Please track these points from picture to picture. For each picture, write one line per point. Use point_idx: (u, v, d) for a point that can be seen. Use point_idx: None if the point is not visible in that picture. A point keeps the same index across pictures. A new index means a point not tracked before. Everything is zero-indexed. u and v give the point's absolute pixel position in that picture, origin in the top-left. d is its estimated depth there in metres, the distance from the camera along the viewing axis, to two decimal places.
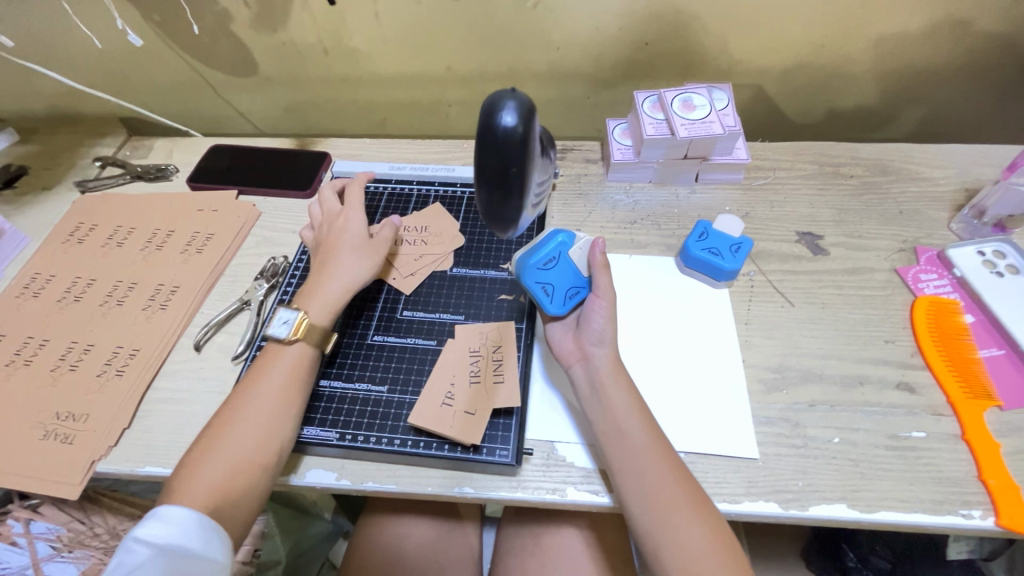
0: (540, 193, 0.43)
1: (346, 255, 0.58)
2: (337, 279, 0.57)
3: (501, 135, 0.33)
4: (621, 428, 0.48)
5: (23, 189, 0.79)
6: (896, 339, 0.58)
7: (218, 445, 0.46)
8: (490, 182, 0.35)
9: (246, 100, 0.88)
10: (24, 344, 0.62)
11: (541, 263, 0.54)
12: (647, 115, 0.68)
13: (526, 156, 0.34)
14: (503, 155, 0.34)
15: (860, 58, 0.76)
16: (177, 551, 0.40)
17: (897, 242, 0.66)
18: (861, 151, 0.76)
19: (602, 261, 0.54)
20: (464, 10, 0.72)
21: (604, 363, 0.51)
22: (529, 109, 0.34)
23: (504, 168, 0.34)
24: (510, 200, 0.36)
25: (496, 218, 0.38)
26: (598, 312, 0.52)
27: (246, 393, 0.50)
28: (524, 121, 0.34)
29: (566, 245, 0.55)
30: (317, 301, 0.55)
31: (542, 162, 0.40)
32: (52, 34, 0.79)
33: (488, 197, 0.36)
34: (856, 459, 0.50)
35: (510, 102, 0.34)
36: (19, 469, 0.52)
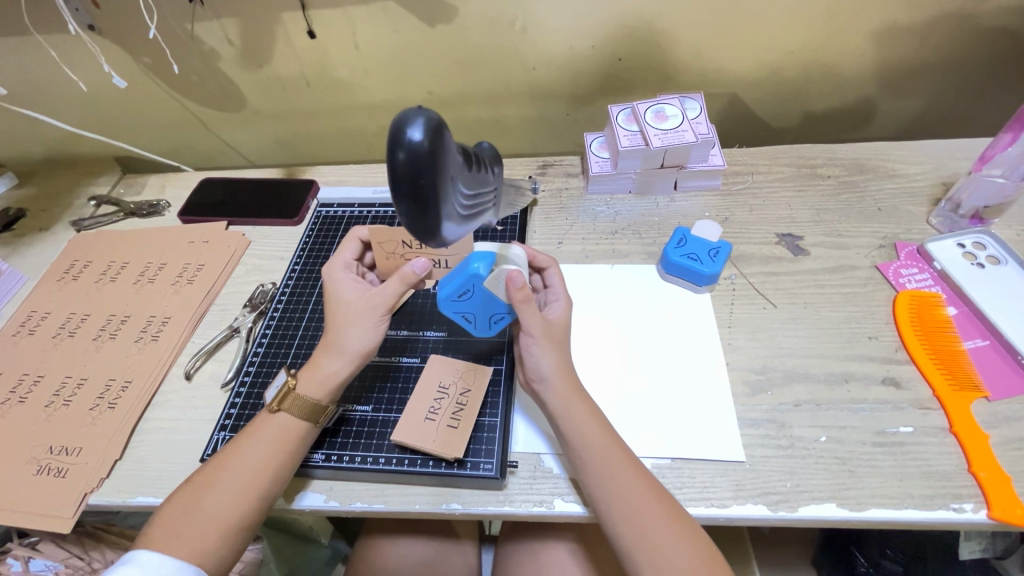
0: (478, 204, 0.42)
1: (349, 324, 0.51)
2: (340, 349, 0.51)
3: (408, 150, 0.33)
4: (581, 453, 0.47)
5: (21, 231, 0.82)
6: (880, 335, 0.58)
7: (213, 487, 0.47)
8: (404, 196, 0.34)
9: (235, 134, 0.90)
10: (19, 381, 0.63)
11: (455, 296, 0.51)
12: (621, 127, 0.70)
13: (437, 168, 0.34)
14: (412, 169, 0.33)
15: (830, 62, 0.78)
16: None
17: (877, 238, 0.67)
18: (837, 152, 0.77)
19: (522, 295, 0.49)
20: (440, 36, 0.75)
21: (552, 395, 0.50)
22: (438, 123, 0.33)
23: (415, 181, 0.33)
24: (428, 214, 0.35)
25: (419, 230, 0.37)
26: (531, 349, 0.50)
27: (248, 440, 0.49)
28: (434, 135, 0.33)
29: (481, 277, 0.49)
30: (316, 378, 0.51)
31: (470, 174, 0.39)
32: (48, 81, 0.82)
33: (407, 211, 0.36)
34: (844, 457, 0.50)
35: (419, 117, 0.33)
36: (14, 505, 0.53)
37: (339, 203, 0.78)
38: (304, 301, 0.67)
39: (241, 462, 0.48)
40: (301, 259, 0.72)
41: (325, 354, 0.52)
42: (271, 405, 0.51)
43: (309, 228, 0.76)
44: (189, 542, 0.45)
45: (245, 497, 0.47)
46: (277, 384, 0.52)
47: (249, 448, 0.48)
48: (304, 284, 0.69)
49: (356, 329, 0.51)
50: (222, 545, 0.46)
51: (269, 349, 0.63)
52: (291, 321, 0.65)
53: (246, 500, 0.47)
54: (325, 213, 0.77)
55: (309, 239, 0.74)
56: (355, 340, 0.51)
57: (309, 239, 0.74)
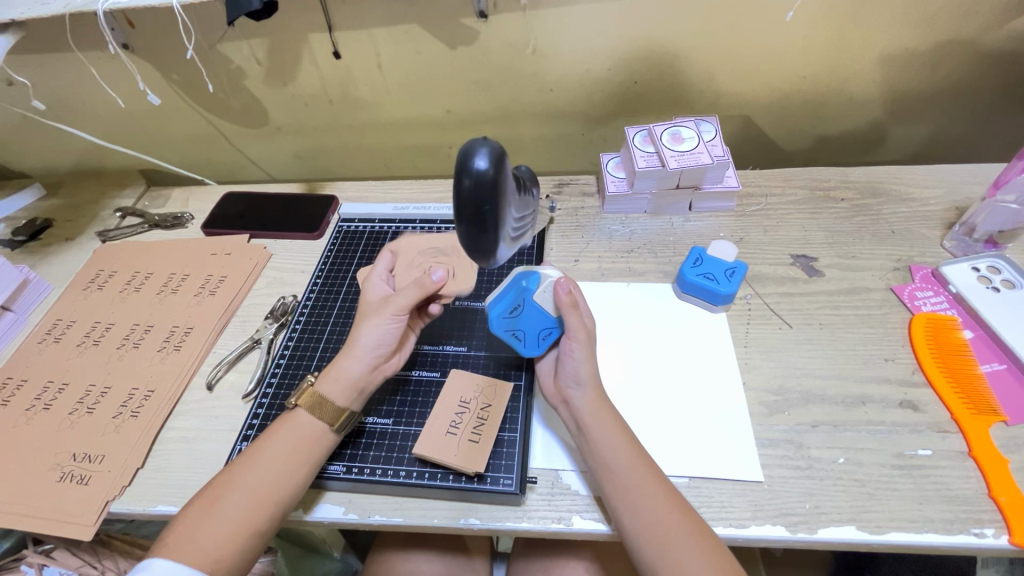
0: (519, 226, 0.47)
1: (366, 322, 0.54)
2: (354, 346, 0.54)
3: (474, 177, 0.36)
4: (606, 465, 0.48)
5: (47, 240, 0.84)
6: (896, 357, 0.58)
7: (229, 487, 0.48)
8: (467, 219, 0.38)
9: (258, 149, 0.92)
10: (44, 388, 0.64)
11: (506, 312, 0.56)
12: (637, 148, 0.71)
13: (498, 194, 0.38)
14: (477, 195, 0.37)
15: (842, 86, 0.80)
16: None
17: (891, 261, 0.67)
18: (850, 175, 0.78)
19: (569, 300, 0.52)
20: (461, 58, 0.77)
21: (584, 405, 0.51)
22: (500, 154, 0.37)
23: (479, 207, 0.37)
24: (486, 236, 0.39)
25: (475, 249, 0.41)
26: (573, 354, 0.52)
27: (267, 440, 0.50)
28: (496, 164, 0.37)
29: (530, 290, 0.56)
30: (332, 375, 0.53)
31: (519, 199, 0.44)
32: (80, 97, 0.85)
33: (467, 233, 0.39)
34: (863, 480, 0.50)
35: (483, 147, 0.37)
36: (35, 511, 0.54)
37: (358, 218, 0.80)
38: (325, 315, 0.68)
39: (259, 464, 0.49)
40: (323, 273, 0.73)
41: (341, 354, 0.54)
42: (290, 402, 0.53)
43: (330, 242, 0.77)
44: (203, 544, 0.45)
45: (262, 499, 0.47)
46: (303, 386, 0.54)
47: (269, 450, 0.49)
48: (325, 298, 0.70)
49: (372, 326, 0.54)
50: (236, 548, 0.46)
51: (291, 361, 0.64)
52: (313, 334, 0.66)
53: (260, 502, 0.47)
54: (346, 227, 0.79)
55: (330, 253, 0.76)
56: (370, 338, 0.53)
57: (330, 254, 0.76)
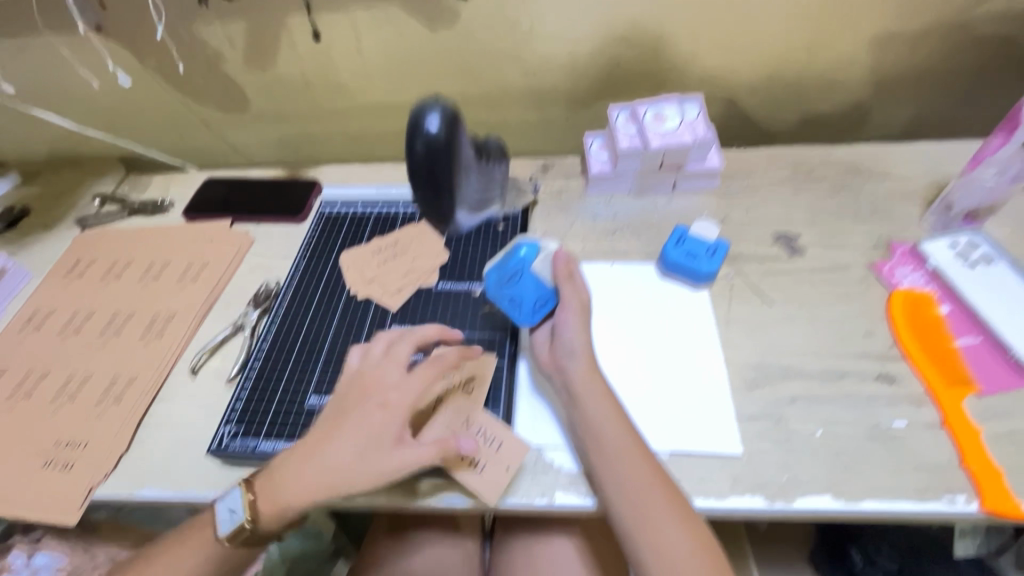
0: (472, 183, 0.66)
1: (345, 441, 0.48)
2: (319, 463, 0.47)
3: (428, 146, 0.50)
4: (596, 439, 0.49)
5: (25, 229, 0.82)
6: (874, 332, 0.59)
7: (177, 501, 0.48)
8: (422, 172, 0.52)
9: (238, 135, 0.91)
10: (25, 377, 0.63)
11: (504, 280, 0.58)
12: (620, 129, 0.71)
13: (445, 154, 0.51)
14: (430, 158, 0.51)
15: (824, 66, 0.80)
16: None
17: (872, 238, 0.68)
18: (833, 154, 0.78)
19: (566, 271, 0.56)
20: (442, 39, 0.76)
21: (576, 374, 0.52)
22: (448, 120, 0.48)
23: (433, 166, 0.52)
24: (434, 177, 0.51)
25: (425, 184, 0.51)
26: (568, 323, 0.54)
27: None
28: (442, 128, 0.49)
29: (528, 260, 0.59)
30: (279, 496, 0.47)
31: (456, 131, 0.50)
32: (53, 81, 0.83)
33: (418, 176, 0.49)
34: (839, 451, 0.51)
35: (433, 120, 0.51)
36: (19, 498, 0.54)
37: (341, 202, 0.79)
38: (308, 299, 0.68)
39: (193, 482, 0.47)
40: (306, 258, 0.73)
41: (295, 464, 0.48)
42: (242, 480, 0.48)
43: (312, 227, 0.77)
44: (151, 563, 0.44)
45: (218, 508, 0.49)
46: (228, 506, 0.48)
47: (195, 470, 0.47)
48: (309, 281, 0.70)
49: (353, 453, 0.47)
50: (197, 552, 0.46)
51: (274, 345, 0.64)
52: (296, 318, 0.66)
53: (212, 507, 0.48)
54: (329, 212, 0.78)
55: (313, 237, 0.75)
56: (345, 481, 0.47)
57: (312, 238, 0.75)
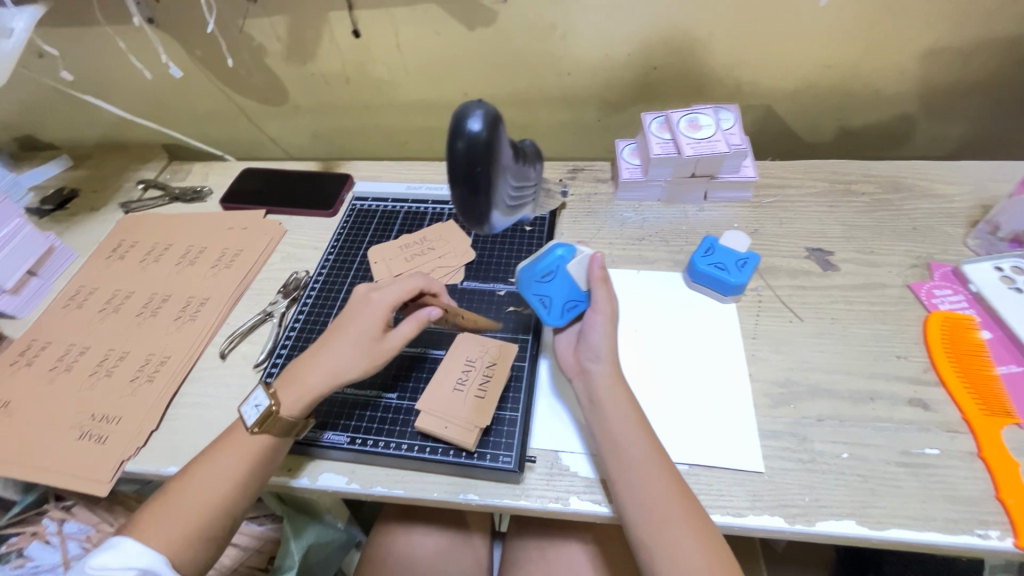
0: (518, 198, 0.50)
1: (345, 346, 0.54)
2: (325, 366, 0.53)
3: (468, 141, 0.39)
4: (612, 446, 0.48)
5: (73, 210, 0.86)
6: (909, 355, 0.57)
7: (204, 472, 0.49)
8: (460, 181, 0.40)
9: (276, 127, 0.93)
10: (66, 351, 0.66)
11: (537, 277, 0.56)
12: (654, 135, 0.70)
13: (490, 157, 0.40)
14: (470, 157, 0.39)
15: (868, 78, 0.77)
16: (151, 575, 0.45)
17: (910, 258, 0.66)
18: (873, 169, 0.76)
19: (601, 275, 0.54)
20: (479, 39, 0.77)
21: (600, 377, 0.52)
22: (494, 118, 0.39)
23: (472, 168, 0.40)
24: (479, 197, 0.41)
25: (468, 209, 0.43)
26: (596, 327, 0.53)
27: (224, 445, 0.51)
28: (489, 128, 0.40)
29: (564, 259, 0.56)
30: (294, 390, 0.52)
31: (514, 166, 0.46)
32: (106, 69, 0.86)
33: (461, 195, 0.41)
34: (865, 475, 0.49)
35: (477, 112, 0.39)
36: (55, 466, 0.56)
37: (372, 197, 0.81)
38: (335, 291, 0.69)
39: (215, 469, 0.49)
40: (335, 250, 0.74)
41: (308, 370, 0.53)
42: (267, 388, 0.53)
43: (343, 220, 0.78)
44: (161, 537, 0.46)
45: (217, 506, 0.49)
46: (255, 401, 0.52)
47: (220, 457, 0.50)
48: (337, 274, 0.71)
49: (353, 356, 0.53)
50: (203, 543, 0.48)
51: (301, 334, 0.65)
52: (323, 308, 0.68)
53: (238, 480, 0.49)
54: (359, 206, 0.80)
55: (343, 230, 0.77)
56: (348, 368, 0.53)
57: (343, 231, 0.77)
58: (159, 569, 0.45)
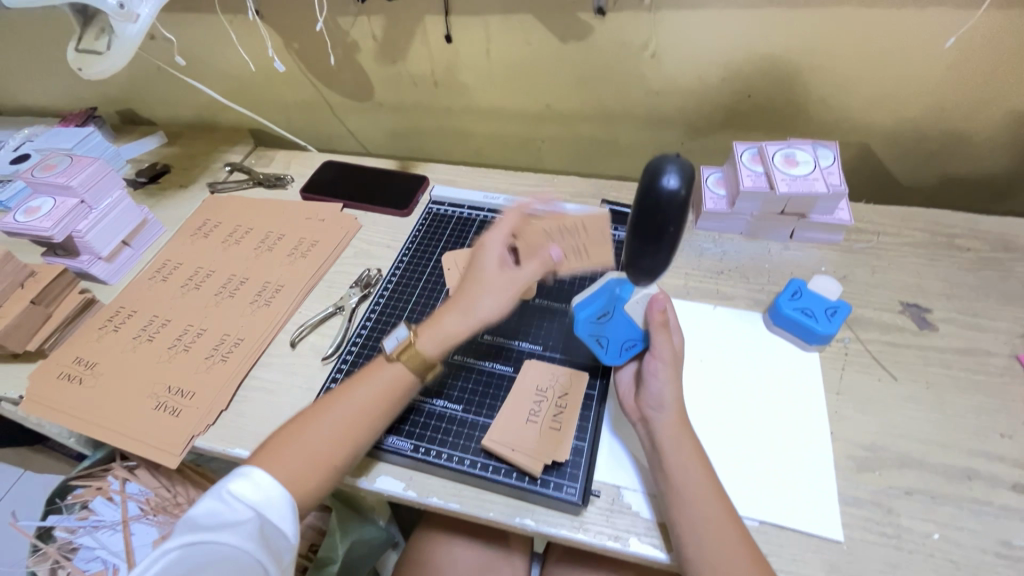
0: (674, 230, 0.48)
1: (486, 293, 0.55)
2: (468, 314, 0.54)
3: (668, 196, 0.42)
4: (677, 496, 0.46)
5: (164, 185, 0.91)
6: (1015, 435, 0.52)
7: (302, 445, 0.49)
8: (648, 233, 0.44)
9: (358, 122, 0.95)
10: (150, 321, 0.70)
11: (594, 317, 0.55)
12: (745, 166, 0.68)
13: (683, 215, 0.43)
14: (666, 211, 0.42)
15: (985, 126, 0.72)
16: (266, 519, 0.45)
17: (1020, 326, 0.61)
18: (981, 224, 0.70)
19: (662, 319, 0.52)
20: (571, 53, 0.76)
21: (663, 427, 0.49)
22: (692, 175, 0.42)
23: (664, 223, 0.43)
24: (660, 251, 0.45)
25: (643, 259, 0.47)
26: (657, 374, 0.51)
27: (318, 424, 0.51)
28: (686, 185, 0.42)
29: (622, 298, 0.56)
30: (436, 337, 0.54)
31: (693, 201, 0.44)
32: (210, 55, 0.90)
33: (641, 247, 0.46)
34: (958, 561, 0.45)
35: (676, 166, 0.42)
36: (132, 432, 0.59)
37: (447, 201, 0.81)
38: (406, 293, 0.70)
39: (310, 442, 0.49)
40: (409, 252, 0.75)
41: (448, 316, 0.55)
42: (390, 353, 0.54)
43: (417, 222, 0.79)
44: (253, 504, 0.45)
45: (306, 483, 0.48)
46: (396, 335, 0.55)
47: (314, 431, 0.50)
48: (409, 276, 0.72)
49: (492, 299, 0.54)
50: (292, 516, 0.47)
51: (371, 332, 0.66)
52: (394, 309, 0.68)
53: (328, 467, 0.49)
54: (434, 210, 0.80)
55: (418, 233, 0.77)
56: (487, 312, 0.54)
57: (417, 234, 0.77)
58: (273, 515, 0.45)
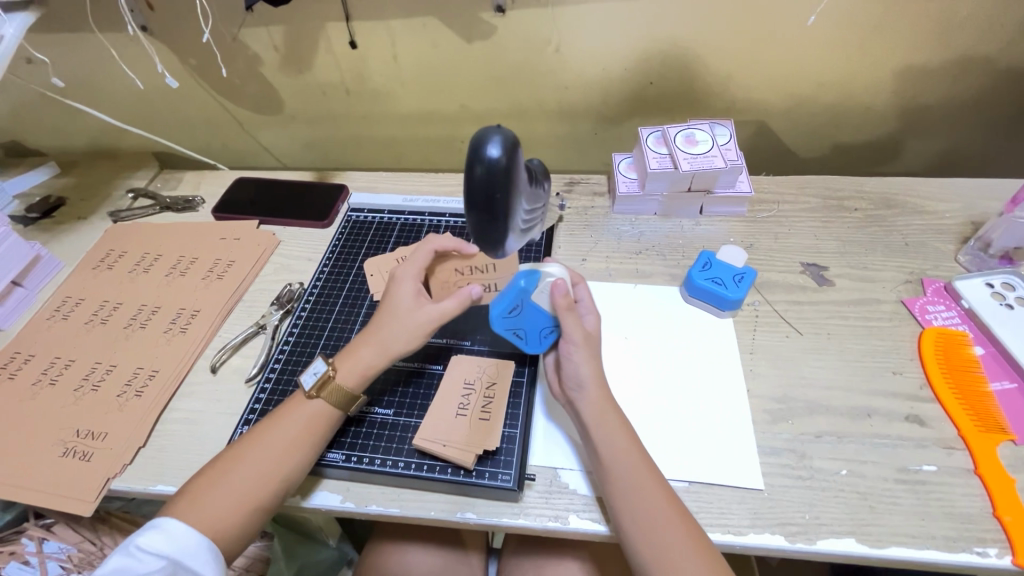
0: (533, 221, 0.51)
1: (397, 327, 0.53)
2: (381, 348, 0.53)
3: (487, 165, 0.38)
4: (608, 467, 0.48)
5: (60, 218, 0.84)
6: (905, 371, 0.58)
7: (224, 484, 0.47)
8: (477, 207, 0.40)
9: (270, 136, 0.92)
10: (51, 364, 0.64)
11: (506, 312, 0.54)
12: (651, 150, 0.71)
13: (509, 183, 0.39)
14: (488, 183, 0.39)
15: (859, 96, 0.79)
16: (178, 565, 0.43)
17: (903, 273, 0.67)
18: (865, 185, 0.77)
19: (565, 303, 0.51)
20: (476, 52, 0.77)
21: (586, 405, 0.51)
22: (512, 143, 0.39)
23: (490, 195, 0.39)
24: (495, 224, 0.42)
25: (486, 238, 0.43)
26: (571, 357, 0.52)
27: (241, 461, 0.48)
28: (508, 153, 0.39)
29: (527, 290, 0.53)
30: (352, 369, 0.53)
31: (532, 192, 0.46)
32: (98, 77, 0.85)
33: (478, 221, 0.42)
34: (865, 492, 0.49)
35: (496, 136, 0.39)
36: (38, 484, 0.54)
37: (368, 208, 0.80)
38: (330, 303, 0.68)
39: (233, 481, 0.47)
40: (330, 262, 0.73)
41: (363, 348, 0.54)
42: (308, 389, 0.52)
43: (338, 232, 0.77)
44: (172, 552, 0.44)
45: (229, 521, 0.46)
46: (313, 369, 0.54)
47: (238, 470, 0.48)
48: (332, 286, 0.70)
49: (405, 333, 0.53)
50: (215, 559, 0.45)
51: (295, 347, 0.64)
52: (318, 321, 0.67)
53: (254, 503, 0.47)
54: (355, 218, 0.79)
55: (339, 242, 0.76)
56: (401, 346, 0.53)
57: (338, 243, 0.76)
58: (185, 561, 0.43)
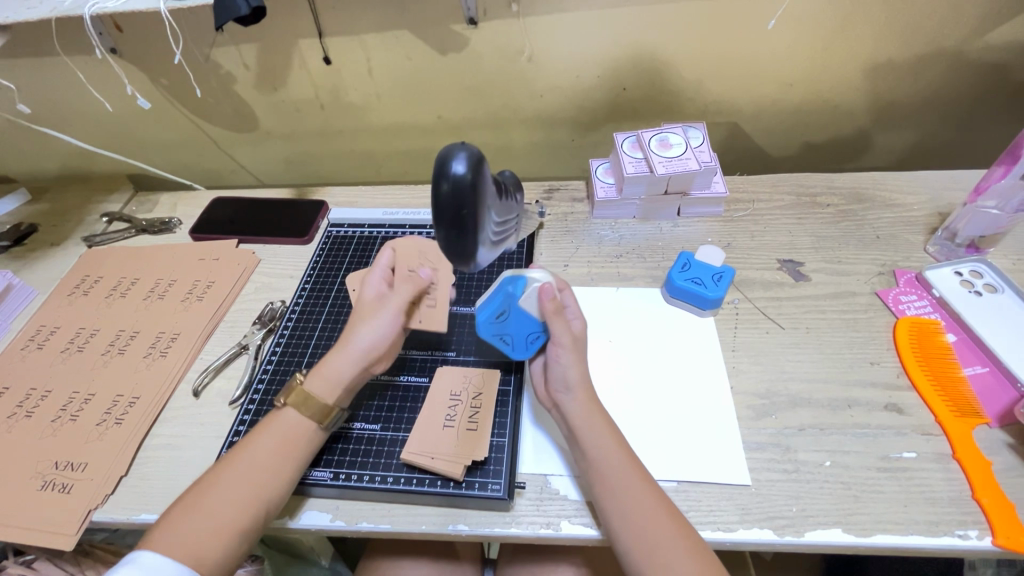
0: (503, 231, 0.49)
1: (362, 323, 0.54)
2: (349, 349, 0.53)
3: (453, 181, 0.36)
4: (598, 471, 0.48)
5: (32, 246, 0.83)
6: (882, 361, 0.59)
7: (197, 511, 0.46)
8: (445, 224, 0.38)
9: (247, 154, 0.92)
10: (26, 395, 0.63)
11: (493, 317, 0.56)
12: (626, 154, 0.72)
13: (477, 199, 0.37)
14: (456, 199, 0.37)
15: (826, 95, 0.81)
16: None
17: (877, 265, 0.68)
18: (837, 181, 0.79)
19: (553, 307, 0.52)
20: (451, 64, 0.77)
21: (573, 408, 0.51)
22: (478, 159, 0.37)
23: (458, 210, 0.37)
24: (466, 240, 0.39)
25: (457, 253, 0.41)
26: (559, 360, 0.52)
27: (215, 486, 0.47)
28: (474, 169, 0.37)
29: (515, 295, 0.54)
30: (322, 374, 0.52)
31: (501, 203, 0.44)
32: (67, 101, 0.84)
33: (446, 237, 0.39)
34: (849, 482, 0.50)
35: (461, 152, 0.37)
36: (15, 521, 0.53)
37: (348, 223, 0.80)
38: (312, 321, 0.68)
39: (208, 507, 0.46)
40: (312, 278, 0.73)
41: (332, 356, 0.53)
42: (278, 401, 0.52)
43: (319, 248, 0.77)
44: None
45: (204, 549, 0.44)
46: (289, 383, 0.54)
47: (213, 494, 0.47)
48: (314, 303, 0.70)
49: (371, 326, 0.54)
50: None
51: (278, 367, 0.63)
52: (300, 339, 0.66)
53: (232, 528, 0.46)
54: (335, 233, 0.79)
55: (319, 258, 0.76)
56: (367, 339, 0.53)
57: (319, 259, 0.75)
58: None
